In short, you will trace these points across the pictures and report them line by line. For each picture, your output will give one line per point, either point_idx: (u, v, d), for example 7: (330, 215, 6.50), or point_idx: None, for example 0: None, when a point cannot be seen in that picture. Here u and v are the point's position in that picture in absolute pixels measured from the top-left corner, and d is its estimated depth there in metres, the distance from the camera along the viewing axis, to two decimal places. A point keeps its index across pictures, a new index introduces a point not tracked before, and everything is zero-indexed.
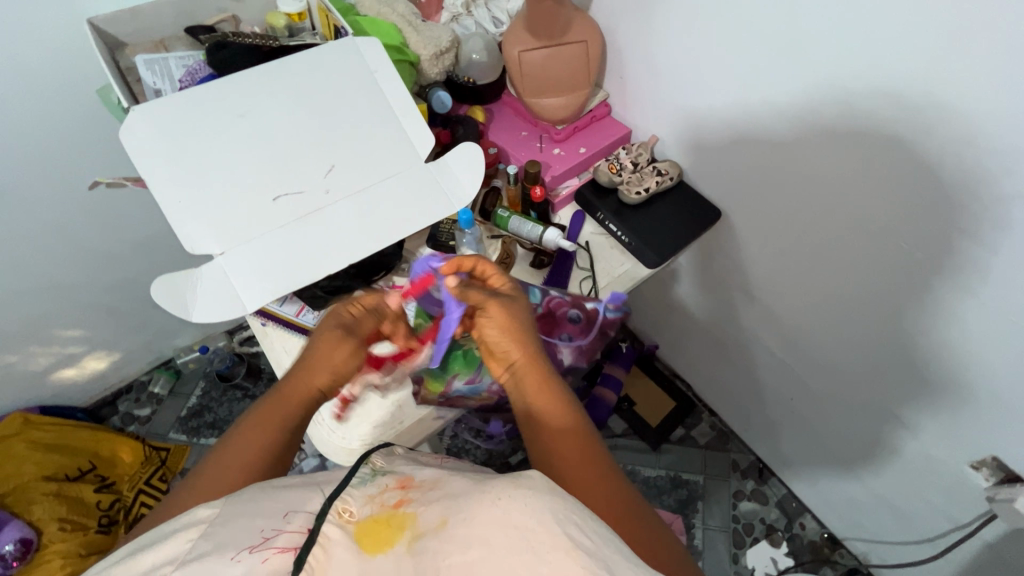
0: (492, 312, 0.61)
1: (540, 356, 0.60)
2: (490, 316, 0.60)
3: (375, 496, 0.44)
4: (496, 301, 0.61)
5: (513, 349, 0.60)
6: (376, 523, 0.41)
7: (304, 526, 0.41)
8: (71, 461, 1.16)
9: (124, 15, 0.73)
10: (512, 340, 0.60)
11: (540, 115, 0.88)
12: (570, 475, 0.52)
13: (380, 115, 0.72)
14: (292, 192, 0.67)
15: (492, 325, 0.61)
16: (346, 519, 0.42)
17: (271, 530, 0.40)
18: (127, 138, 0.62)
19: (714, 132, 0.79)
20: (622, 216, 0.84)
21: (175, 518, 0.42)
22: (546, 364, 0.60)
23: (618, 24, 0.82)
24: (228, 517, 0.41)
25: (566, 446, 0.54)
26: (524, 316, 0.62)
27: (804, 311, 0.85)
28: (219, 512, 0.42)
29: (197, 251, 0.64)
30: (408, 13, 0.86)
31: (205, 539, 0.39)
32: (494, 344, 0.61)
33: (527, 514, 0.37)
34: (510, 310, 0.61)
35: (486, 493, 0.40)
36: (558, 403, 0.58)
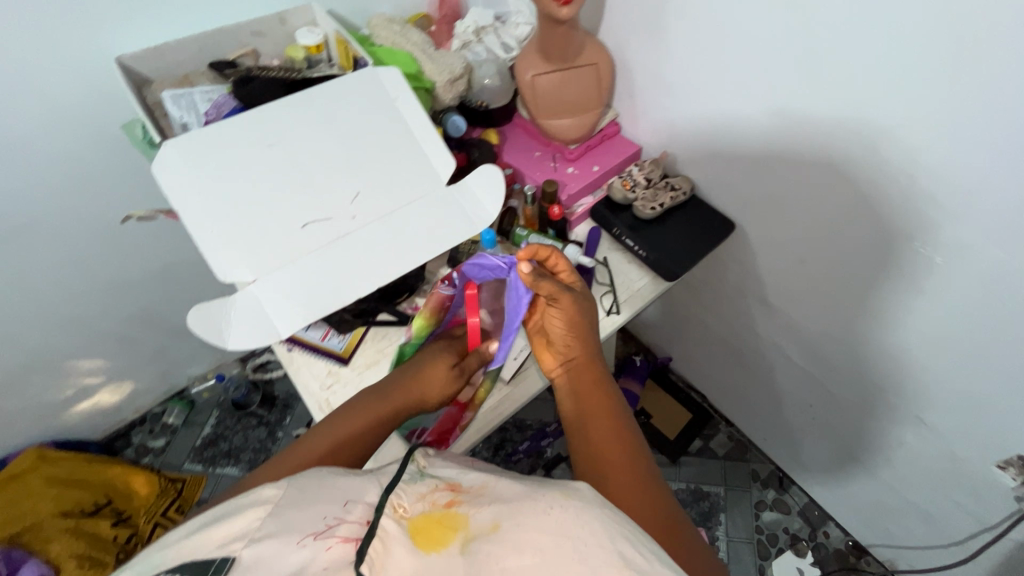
0: (562, 303, 0.64)
1: (599, 362, 0.67)
2: (561, 308, 0.64)
3: (427, 493, 0.44)
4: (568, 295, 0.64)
5: (574, 342, 0.66)
6: (428, 518, 0.41)
7: (363, 518, 0.41)
8: (86, 495, 1.15)
9: (152, 52, 0.75)
10: (577, 338, 0.66)
11: (553, 135, 0.90)
12: (609, 451, 0.57)
13: (402, 141, 0.74)
14: (320, 218, 0.69)
15: (559, 317, 0.65)
16: (400, 515, 0.42)
17: (333, 518, 0.40)
18: (160, 171, 0.64)
19: (725, 147, 0.81)
20: (638, 231, 0.86)
21: (243, 496, 0.43)
22: (601, 365, 0.67)
23: (628, 46, 0.85)
24: (291, 502, 0.42)
25: (611, 443, 0.57)
26: (590, 317, 0.67)
27: (822, 318, 0.86)
28: (283, 493, 0.43)
29: (229, 279, 0.65)
30: (422, 41, 0.89)
31: (271, 519, 0.40)
32: (557, 336, 0.66)
33: (578, 525, 0.37)
34: (580, 306, 0.65)
35: (539, 501, 0.40)
36: (603, 392, 0.64)
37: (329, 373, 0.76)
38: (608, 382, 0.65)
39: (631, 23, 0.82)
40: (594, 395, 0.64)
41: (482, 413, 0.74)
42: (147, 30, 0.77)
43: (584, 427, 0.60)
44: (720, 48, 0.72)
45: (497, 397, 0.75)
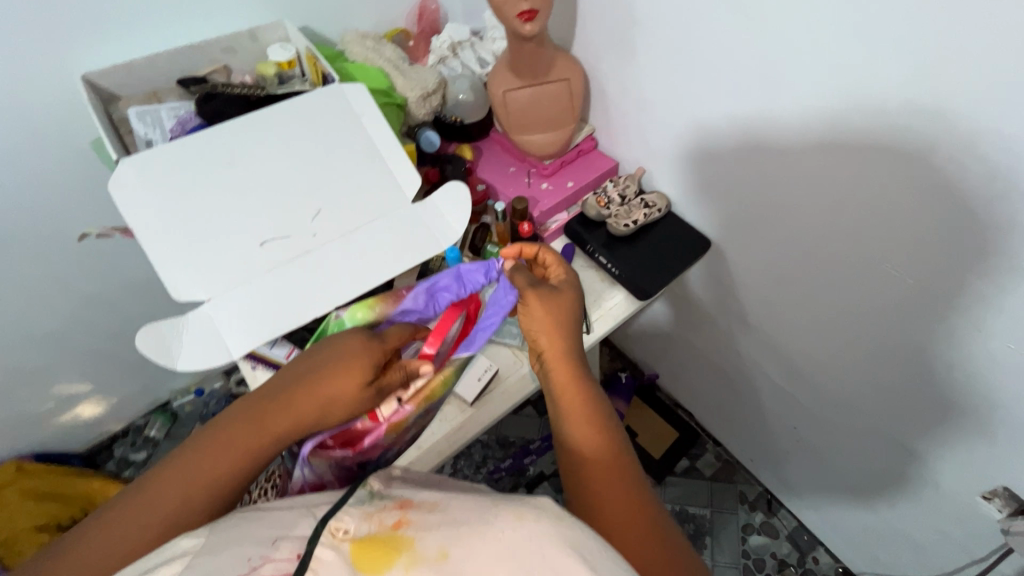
0: (530, 304, 0.63)
1: (569, 352, 0.61)
2: (529, 307, 0.63)
3: (373, 514, 0.42)
4: (532, 292, 0.63)
5: (543, 340, 0.62)
6: (372, 541, 0.39)
7: (293, 552, 0.40)
8: (63, 509, 1.14)
9: (119, 70, 0.75)
10: (546, 333, 0.62)
11: (528, 151, 0.89)
12: (591, 459, 0.54)
13: (368, 158, 0.73)
14: (279, 237, 0.68)
15: (530, 318, 0.63)
16: (340, 539, 0.40)
17: (258, 559, 0.39)
18: (115, 189, 0.63)
19: (698, 162, 0.80)
20: (612, 248, 0.84)
21: (163, 548, 0.42)
22: (573, 355, 0.62)
23: (601, 60, 0.84)
24: (212, 547, 0.41)
25: (591, 455, 0.54)
26: (561, 309, 0.63)
27: (802, 339, 0.84)
28: (204, 541, 0.42)
29: (182, 297, 0.64)
30: (395, 57, 0.89)
31: (191, 570, 0.39)
32: (528, 335, 0.64)
33: (529, 550, 0.36)
34: (551, 302, 0.63)
35: (490, 524, 0.38)
36: (582, 391, 0.58)
37: None
38: (587, 379, 0.60)
39: (605, 40, 0.81)
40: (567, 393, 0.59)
41: (444, 435, 0.72)
42: (119, 48, 0.77)
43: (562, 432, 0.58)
44: (692, 66, 0.71)
45: (458, 419, 0.73)
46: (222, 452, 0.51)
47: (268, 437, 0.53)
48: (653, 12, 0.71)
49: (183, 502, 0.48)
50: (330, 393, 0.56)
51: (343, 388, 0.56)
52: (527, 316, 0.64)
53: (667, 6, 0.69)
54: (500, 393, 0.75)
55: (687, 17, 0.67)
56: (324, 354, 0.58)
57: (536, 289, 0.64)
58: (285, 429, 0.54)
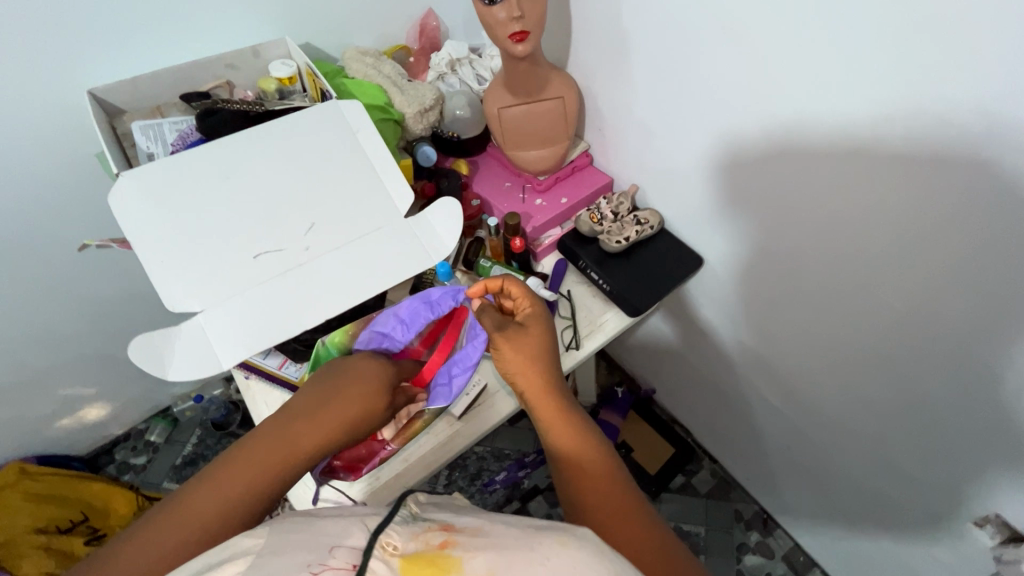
0: (502, 346, 0.64)
1: (549, 383, 0.63)
2: (502, 349, 0.64)
3: (420, 533, 0.42)
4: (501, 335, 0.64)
5: (522, 378, 0.63)
6: (421, 557, 0.39)
7: (349, 562, 0.40)
8: (63, 512, 1.16)
9: (124, 85, 0.78)
10: (522, 371, 0.63)
11: (522, 167, 0.90)
12: (587, 485, 0.55)
13: (362, 174, 0.75)
14: (272, 250, 0.69)
15: (505, 359, 0.64)
16: (390, 554, 0.40)
17: (317, 564, 0.39)
18: (114, 201, 0.65)
19: (689, 181, 0.80)
20: (603, 264, 0.85)
21: (222, 546, 0.44)
22: (554, 386, 0.63)
23: (595, 79, 0.84)
24: (273, 548, 0.42)
25: (587, 483, 0.55)
26: (534, 345, 0.64)
27: (794, 359, 0.83)
28: (265, 542, 0.43)
29: (176, 309, 0.65)
30: (394, 73, 0.90)
31: (254, 569, 0.40)
32: (508, 375, 0.65)
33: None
34: (521, 340, 0.64)
35: (536, 550, 0.38)
36: (565, 416, 0.61)
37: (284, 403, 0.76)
38: (568, 403, 0.62)
39: (598, 60, 0.82)
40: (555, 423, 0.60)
41: (431, 449, 0.73)
42: (125, 65, 0.80)
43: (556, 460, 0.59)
44: (681, 87, 0.72)
45: (446, 433, 0.74)
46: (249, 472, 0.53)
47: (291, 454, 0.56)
48: (644, 34, 0.72)
49: (221, 517, 0.50)
50: (355, 409, 0.62)
51: (365, 405, 0.63)
52: (502, 358, 0.64)
53: (657, 28, 0.70)
54: (488, 407, 0.76)
55: (676, 39, 0.68)
56: (342, 375, 0.64)
57: (504, 331, 0.65)
58: (308, 449, 0.57)
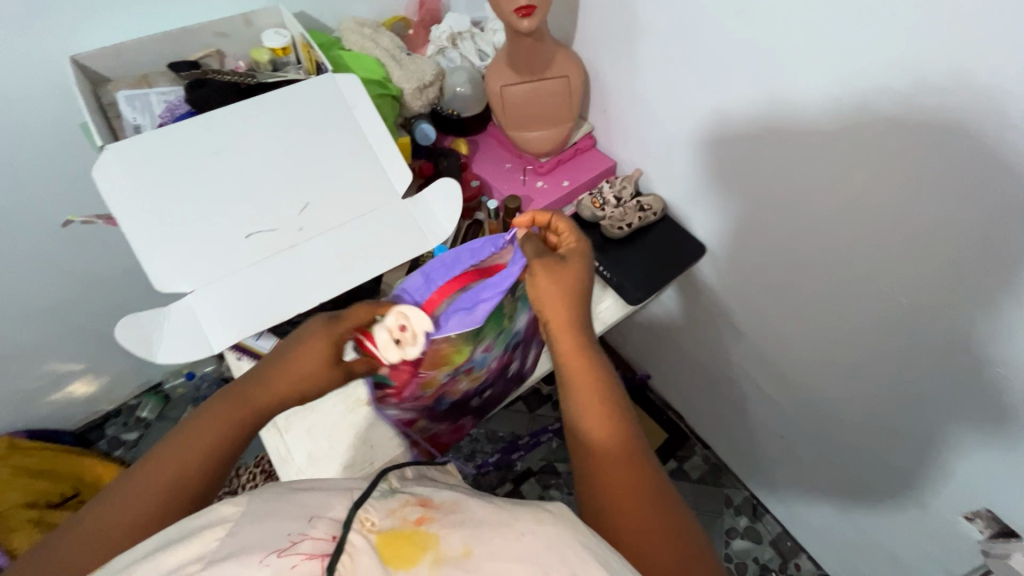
0: (539, 276, 0.59)
1: (580, 326, 0.57)
2: (538, 276, 0.59)
3: (397, 508, 0.39)
4: (541, 263, 0.59)
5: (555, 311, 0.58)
6: (399, 537, 0.36)
7: (331, 532, 0.36)
8: (52, 487, 1.16)
9: (109, 52, 0.74)
10: (556, 305, 0.58)
11: (524, 148, 0.87)
12: (599, 441, 0.51)
13: (357, 151, 0.72)
14: (264, 229, 0.67)
15: (541, 288, 0.59)
16: (369, 529, 0.37)
17: (297, 534, 0.36)
18: (99, 175, 0.61)
19: (694, 168, 0.78)
20: (604, 251, 0.84)
21: (197, 514, 0.39)
22: (586, 331, 0.58)
23: (601, 58, 0.81)
24: (254, 516, 0.38)
25: (604, 439, 0.50)
26: (576, 284, 0.59)
27: (792, 351, 0.83)
28: (243, 511, 0.39)
29: (166, 289, 0.63)
30: (392, 47, 0.87)
31: (229, 538, 0.36)
32: (539, 306, 0.59)
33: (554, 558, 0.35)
34: (559, 272, 0.59)
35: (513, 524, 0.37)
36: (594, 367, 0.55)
37: None
38: (596, 354, 0.56)
39: (604, 37, 0.79)
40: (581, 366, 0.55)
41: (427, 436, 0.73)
42: (109, 30, 0.76)
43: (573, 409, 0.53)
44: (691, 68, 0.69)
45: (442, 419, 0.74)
46: (210, 429, 0.50)
47: (251, 408, 0.53)
48: (653, 13, 0.69)
49: (167, 483, 0.47)
50: (303, 369, 0.57)
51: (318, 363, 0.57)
52: (536, 285, 0.59)
53: (669, 6, 0.67)
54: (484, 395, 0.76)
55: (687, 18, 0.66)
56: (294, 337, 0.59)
57: (544, 259, 0.60)
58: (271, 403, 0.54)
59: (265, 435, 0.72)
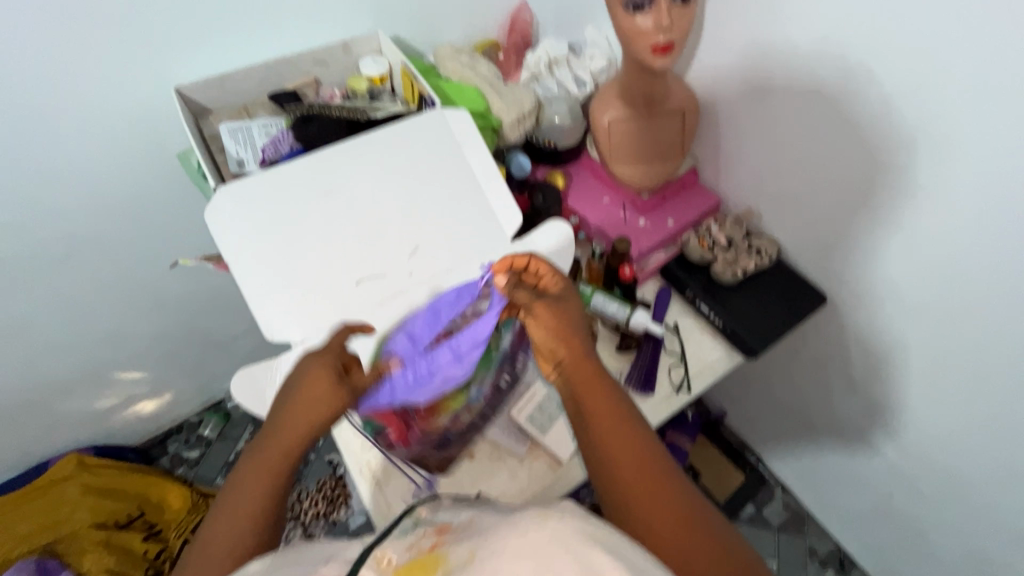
0: (538, 315, 0.56)
1: (589, 355, 0.55)
2: (537, 317, 0.56)
3: (413, 541, 0.39)
4: (539, 303, 0.57)
5: (559, 349, 0.56)
6: (412, 566, 0.36)
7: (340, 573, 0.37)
8: (120, 507, 1.15)
9: (212, 83, 0.71)
10: (560, 341, 0.56)
11: (626, 182, 0.82)
12: (626, 476, 0.48)
13: (466, 190, 0.68)
14: (375, 274, 0.63)
15: (538, 330, 0.56)
16: (382, 567, 0.36)
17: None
18: (213, 221, 0.60)
19: (819, 211, 0.73)
20: (715, 296, 0.78)
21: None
22: (593, 362, 0.55)
23: (720, 93, 0.77)
24: (274, 566, 0.39)
25: (631, 471, 0.48)
26: (575, 317, 0.57)
27: (920, 410, 0.77)
28: (267, 562, 0.40)
29: (277, 338, 0.60)
30: (490, 74, 0.83)
31: None
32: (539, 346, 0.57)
33: (556, 548, 0.34)
34: (557, 310, 0.56)
35: (517, 526, 0.36)
36: (609, 402, 0.53)
37: None
38: (613, 387, 0.54)
39: (731, 72, 0.73)
40: (597, 396, 0.53)
41: (533, 495, 0.68)
42: (211, 56, 0.74)
43: (596, 448, 0.51)
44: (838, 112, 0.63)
45: (549, 477, 0.69)
46: (265, 465, 0.50)
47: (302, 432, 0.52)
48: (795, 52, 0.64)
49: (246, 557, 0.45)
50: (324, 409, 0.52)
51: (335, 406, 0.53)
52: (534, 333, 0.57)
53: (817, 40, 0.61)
54: None
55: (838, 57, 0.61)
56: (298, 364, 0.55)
57: (539, 301, 0.57)
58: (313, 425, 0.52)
59: (361, 488, 0.68)
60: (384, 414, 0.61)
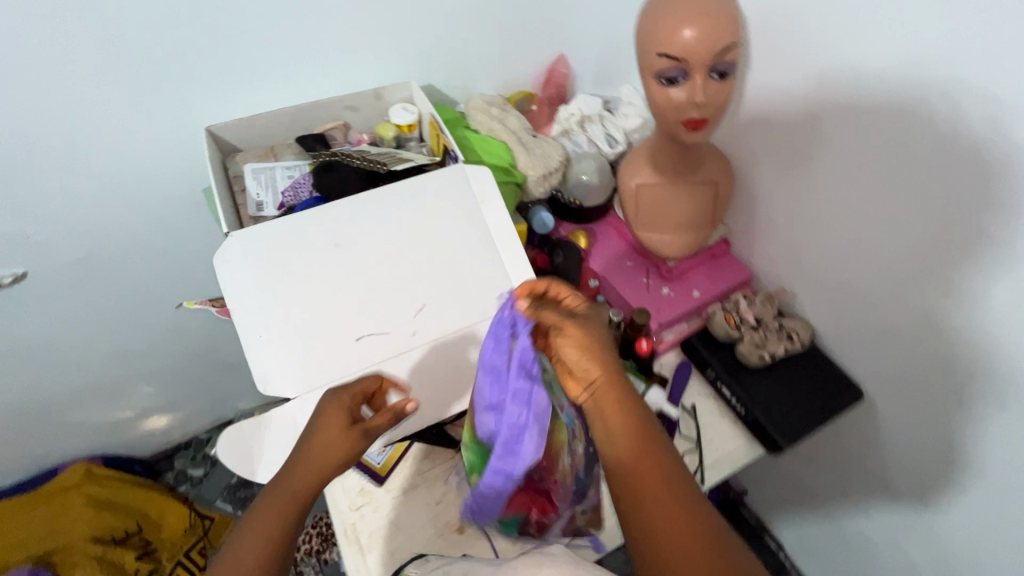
0: (570, 335, 0.49)
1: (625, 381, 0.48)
2: (570, 336, 0.49)
3: None
4: (571, 322, 0.49)
5: (593, 372, 0.48)
6: None
7: None
8: (119, 522, 1.15)
9: (242, 124, 0.73)
10: (596, 363, 0.48)
11: (650, 248, 0.78)
12: (675, 529, 0.42)
13: (480, 249, 0.66)
14: (376, 331, 0.61)
15: (569, 351, 0.49)
16: None
17: None
18: (222, 265, 0.59)
19: (859, 302, 0.67)
20: (738, 380, 0.72)
21: None
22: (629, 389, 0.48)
23: (756, 166, 0.72)
24: None
25: (677, 525, 0.42)
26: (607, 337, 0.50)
27: (966, 531, 0.69)
28: None
29: (270, 391, 0.57)
30: (520, 128, 0.82)
31: None
32: (570, 367, 0.49)
33: None
34: (590, 330, 0.49)
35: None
36: (647, 437, 0.46)
37: (360, 491, 0.68)
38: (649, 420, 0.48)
39: (766, 148, 0.69)
40: (635, 429, 0.46)
41: None
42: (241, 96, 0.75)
43: (637, 492, 0.44)
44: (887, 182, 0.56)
45: None
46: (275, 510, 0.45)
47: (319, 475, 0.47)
48: (836, 124, 0.59)
49: None
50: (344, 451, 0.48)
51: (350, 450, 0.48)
52: (563, 352, 0.49)
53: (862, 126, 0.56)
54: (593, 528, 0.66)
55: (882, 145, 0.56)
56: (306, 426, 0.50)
57: (571, 321, 0.49)
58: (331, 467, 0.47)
59: (345, 553, 0.64)
60: (520, 502, 0.62)
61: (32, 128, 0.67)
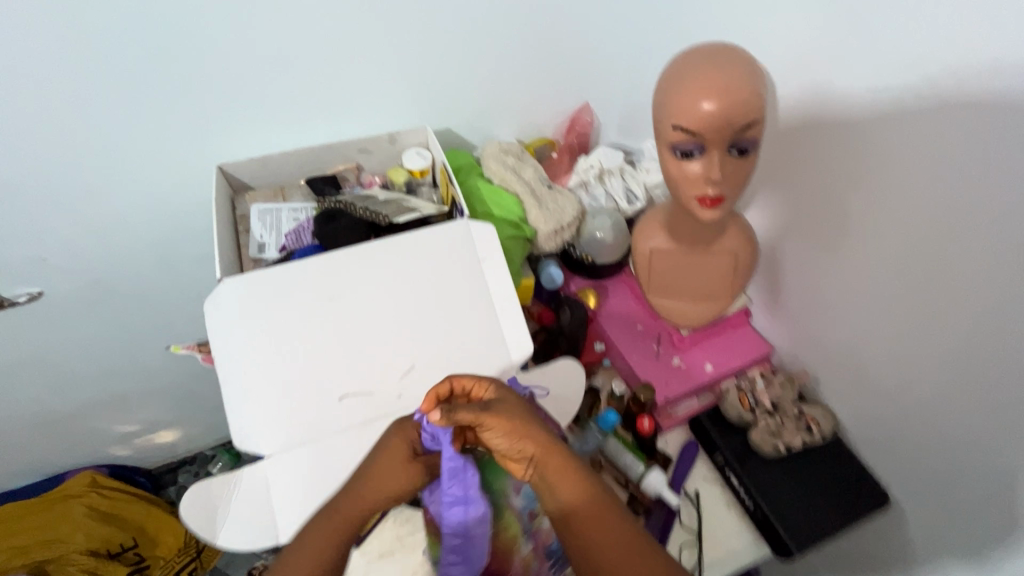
0: (494, 426, 0.45)
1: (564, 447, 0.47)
2: (493, 428, 0.45)
3: None
4: (491, 411, 0.45)
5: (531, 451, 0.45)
6: None
7: None
8: (117, 535, 1.15)
9: (255, 164, 0.73)
10: (527, 443, 0.45)
11: (665, 314, 0.74)
12: None
13: (477, 310, 0.63)
14: (360, 391, 0.59)
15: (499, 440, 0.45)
16: None
17: None
18: (210, 312, 0.58)
19: (891, 395, 0.62)
20: (749, 469, 0.66)
21: None
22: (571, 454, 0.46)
23: (790, 237, 0.71)
24: None
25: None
26: (530, 411, 0.47)
27: None
28: None
29: (246, 448, 0.56)
30: (534, 179, 0.79)
31: None
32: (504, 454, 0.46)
33: None
34: (511, 414, 0.46)
35: None
36: (599, 500, 0.45)
37: None
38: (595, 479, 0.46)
39: (807, 217, 0.68)
40: (585, 495, 0.45)
41: None
42: (256, 133, 0.75)
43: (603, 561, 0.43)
44: (914, 252, 0.55)
45: None
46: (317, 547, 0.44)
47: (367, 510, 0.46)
48: (866, 192, 0.59)
49: None
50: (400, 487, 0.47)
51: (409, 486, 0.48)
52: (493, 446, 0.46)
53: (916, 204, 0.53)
54: None
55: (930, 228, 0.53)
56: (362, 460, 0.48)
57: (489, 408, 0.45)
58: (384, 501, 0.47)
59: None
60: None
61: (52, 158, 0.68)
